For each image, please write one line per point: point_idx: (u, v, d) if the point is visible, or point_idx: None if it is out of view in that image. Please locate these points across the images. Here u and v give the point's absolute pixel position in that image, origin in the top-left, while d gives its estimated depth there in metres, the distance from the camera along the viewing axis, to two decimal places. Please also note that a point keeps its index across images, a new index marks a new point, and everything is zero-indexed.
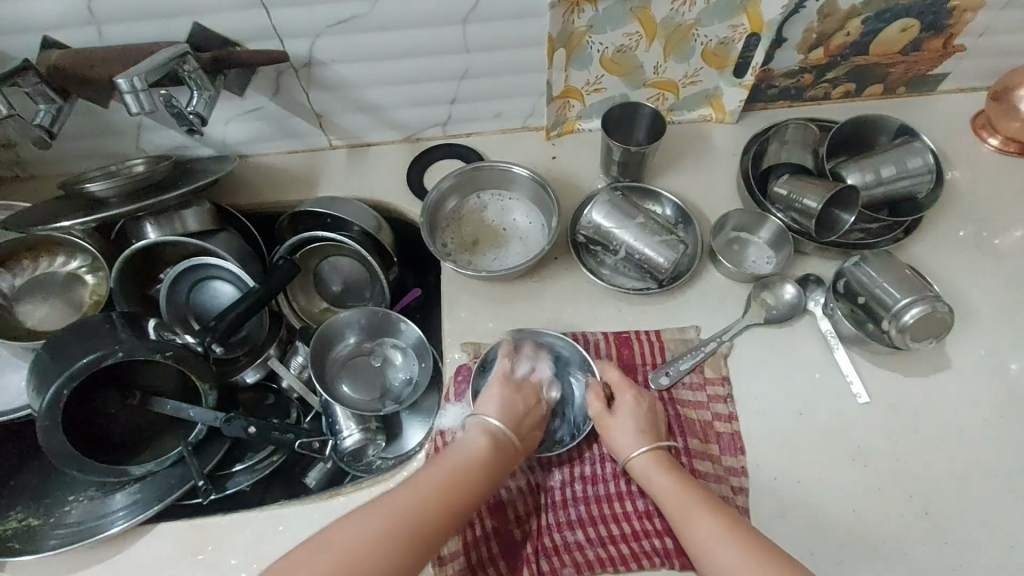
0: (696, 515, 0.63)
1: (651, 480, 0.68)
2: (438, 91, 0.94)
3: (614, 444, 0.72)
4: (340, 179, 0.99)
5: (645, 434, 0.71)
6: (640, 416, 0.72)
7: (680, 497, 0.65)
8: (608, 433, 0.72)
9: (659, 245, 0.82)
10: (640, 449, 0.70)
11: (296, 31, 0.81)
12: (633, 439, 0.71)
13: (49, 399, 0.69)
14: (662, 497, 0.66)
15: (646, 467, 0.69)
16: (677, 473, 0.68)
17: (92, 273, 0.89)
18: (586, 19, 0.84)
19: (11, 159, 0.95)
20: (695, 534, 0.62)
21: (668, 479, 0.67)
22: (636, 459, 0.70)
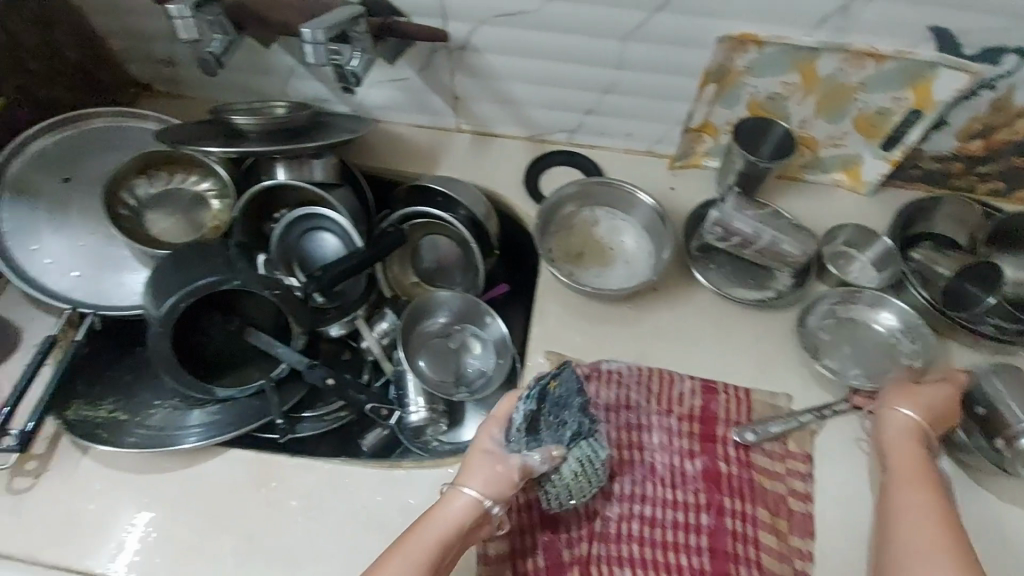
0: (911, 497, 0.62)
1: (890, 436, 0.69)
2: (576, 98, 0.94)
3: (901, 408, 0.70)
4: (459, 163, 1.01)
5: (915, 404, 0.70)
6: (942, 400, 0.71)
7: (913, 478, 0.64)
8: (930, 408, 0.70)
9: (792, 240, 0.85)
10: (901, 413, 0.70)
11: (463, 13, 0.83)
12: (903, 405, 0.70)
13: (165, 309, 0.74)
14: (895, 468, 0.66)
15: (898, 434, 0.69)
16: (926, 453, 0.67)
17: (218, 199, 0.94)
18: (747, 60, 0.82)
19: (168, 76, 1.02)
20: (918, 519, 0.60)
21: (913, 452, 0.67)
22: (903, 419, 0.70)
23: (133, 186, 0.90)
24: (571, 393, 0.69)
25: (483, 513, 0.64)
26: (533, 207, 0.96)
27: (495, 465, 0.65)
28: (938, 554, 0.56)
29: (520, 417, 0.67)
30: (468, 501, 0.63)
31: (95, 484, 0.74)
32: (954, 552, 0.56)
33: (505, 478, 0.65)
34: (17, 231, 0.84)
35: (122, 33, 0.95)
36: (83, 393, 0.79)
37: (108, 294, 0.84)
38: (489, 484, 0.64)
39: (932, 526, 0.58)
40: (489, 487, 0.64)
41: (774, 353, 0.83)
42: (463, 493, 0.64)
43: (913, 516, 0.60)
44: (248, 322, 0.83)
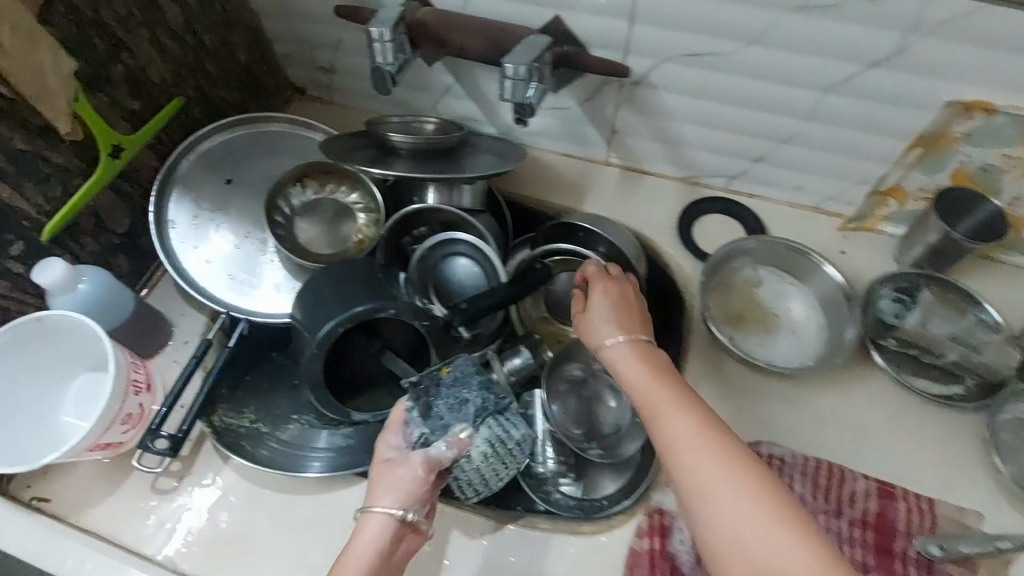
0: (670, 416, 0.56)
1: (628, 369, 0.64)
2: (748, 146, 0.87)
3: (593, 334, 0.70)
4: (606, 199, 0.96)
5: (621, 314, 0.71)
6: (612, 300, 0.73)
7: (656, 390, 0.59)
8: (585, 318, 0.72)
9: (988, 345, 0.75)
10: (615, 337, 0.68)
11: (648, 50, 0.78)
12: (610, 329, 0.69)
13: (325, 332, 0.73)
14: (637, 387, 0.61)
15: (620, 353, 0.66)
16: (649, 363, 0.64)
17: (364, 214, 0.93)
18: (968, 127, 0.73)
19: (324, 83, 1.02)
20: (664, 431, 0.55)
21: (637, 372, 0.63)
22: (611, 347, 0.67)
23: (289, 194, 0.90)
24: (465, 372, 0.71)
25: (401, 525, 0.63)
26: (685, 256, 0.90)
27: (406, 472, 0.64)
28: (749, 495, 0.48)
29: (414, 411, 0.67)
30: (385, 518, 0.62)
31: (234, 495, 0.74)
32: (748, 474, 0.49)
33: (413, 481, 0.64)
34: (182, 230, 0.86)
35: (291, 39, 0.96)
36: (227, 398, 0.80)
37: (257, 300, 0.85)
38: (400, 495, 0.63)
39: (696, 442, 0.52)
40: (393, 492, 0.64)
41: (960, 461, 0.73)
42: (376, 513, 0.63)
43: (675, 433, 0.54)
44: (386, 346, 0.81)
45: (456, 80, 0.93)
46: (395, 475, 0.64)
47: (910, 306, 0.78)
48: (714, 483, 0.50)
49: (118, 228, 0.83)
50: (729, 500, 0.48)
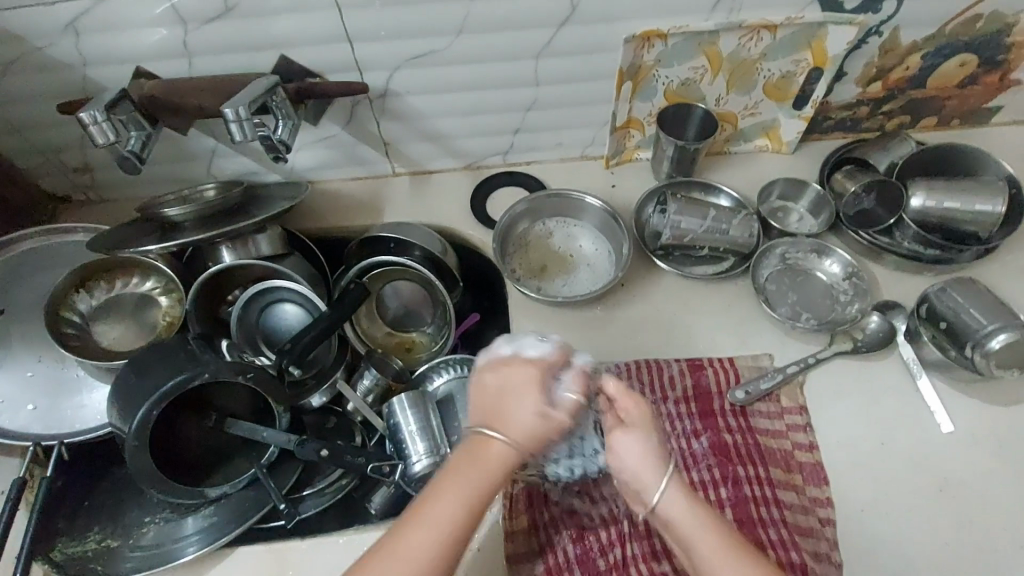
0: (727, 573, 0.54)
1: (675, 514, 0.58)
2: (503, 122, 0.96)
3: (637, 483, 0.60)
4: (403, 205, 1.01)
5: (657, 463, 0.59)
6: (649, 429, 0.62)
7: (705, 536, 0.56)
8: (618, 455, 0.61)
9: (737, 225, 0.86)
10: (662, 488, 0.58)
11: (377, 64, 0.85)
12: (653, 475, 0.59)
13: (139, 420, 0.71)
14: (703, 551, 0.56)
15: (674, 506, 0.58)
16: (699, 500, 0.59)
17: (166, 294, 0.91)
18: (654, 54, 0.87)
19: (86, 184, 0.99)
20: None
21: (699, 523, 0.57)
22: (663, 500, 0.58)
23: (74, 303, 0.87)
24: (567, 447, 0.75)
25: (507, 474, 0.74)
26: (488, 233, 0.97)
27: (528, 414, 0.58)
28: None
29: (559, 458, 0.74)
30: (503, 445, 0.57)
31: None
32: None
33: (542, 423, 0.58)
34: None
35: (33, 150, 0.92)
36: (66, 528, 0.76)
37: (71, 419, 0.81)
38: (530, 437, 0.58)
39: None
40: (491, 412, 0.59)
41: (744, 318, 0.85)
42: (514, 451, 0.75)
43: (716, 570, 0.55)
44: (225, 414, 0.80)
45: (218, 141, 0.94)
46: (524, 413, 0.58)
47: (658, 201, 0.93)
48: None
49: None
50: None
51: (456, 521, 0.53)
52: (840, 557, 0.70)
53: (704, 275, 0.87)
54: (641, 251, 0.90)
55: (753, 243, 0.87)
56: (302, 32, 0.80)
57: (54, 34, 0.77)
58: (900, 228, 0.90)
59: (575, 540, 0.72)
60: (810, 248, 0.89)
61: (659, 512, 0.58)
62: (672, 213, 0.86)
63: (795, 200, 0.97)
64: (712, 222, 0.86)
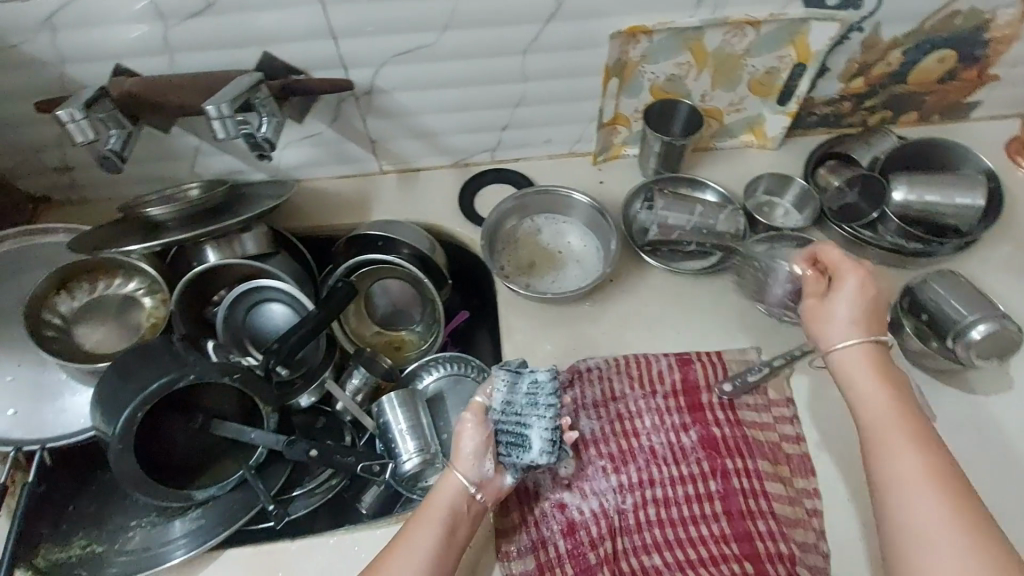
0: (905, 451, 0.59)
1: (859, 373, 0.67)
2: (490, 118, 0.96)
3: (823, 330, 0.71)
4: (391, 203, 1.00)
5: (871, 323, 0.69)
6: (862, 291, 0.70)
7: (887, 415, 0.63)
8: (824, 307, 0.71)
9: (724, 220, 0.87)
10: (850, 342, 0.68)
11: (362, 60, 0.84)
12: (843, 331, 0.69)
13: (123, 423, 0.70)
14: (872, 411, 0.64)
15: (858, 359, 0.68)
16: (885, 370, 0.67)
17: (150, 295, 0.89)
18: (641, 50, 0.87)
19: (65, 184, 0.97)
20: (893, 473, 0.59)
21: (885, 402, 0.64)
22: (844, 350, 0.68)
23: (55, 305, 0.85)
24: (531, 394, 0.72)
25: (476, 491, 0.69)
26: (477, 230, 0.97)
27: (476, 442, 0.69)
28: (922, 475, 0.58)
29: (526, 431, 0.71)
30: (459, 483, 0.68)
31: None
32: (946, 496, 0.56)
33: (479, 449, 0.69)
34: None
35: (9, 150, 0.91)
36: (49, 534, 0.75)
37: (53, 423, 0.79)
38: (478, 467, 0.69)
39: (944, 517, 0.55)
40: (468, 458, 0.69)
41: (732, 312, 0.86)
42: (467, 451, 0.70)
43: (893, 461, 0.59)
44: (211, 415, 0.79)
45: (202, 140, 0.93)
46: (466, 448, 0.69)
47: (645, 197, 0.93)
48: (928, 495, 0.56)
49: None
50: (914, 504, 0.56)
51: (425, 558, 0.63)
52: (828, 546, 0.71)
53: (692, 270, 0.88)
54: (629, 247, 0.90)
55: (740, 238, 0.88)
56: (284, 28, 0.79)
57: (29, 30, 0.76)
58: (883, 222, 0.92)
59: (566, 534, 0.72)
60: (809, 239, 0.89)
61: (841, 358, 0.68)
62: None
63: (780, 195, 0.97)
64: (698, 219, 0.88)
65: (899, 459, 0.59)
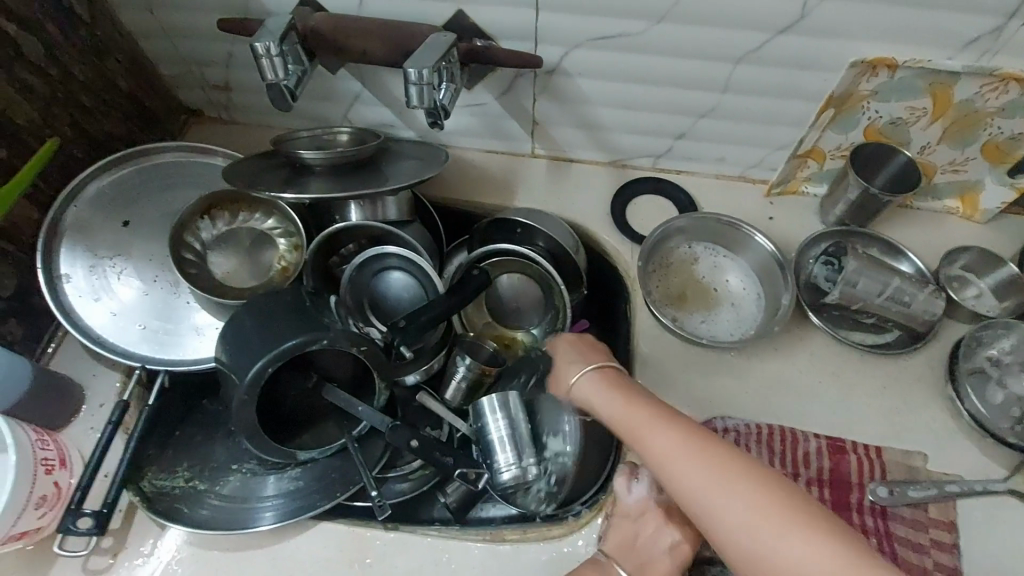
0: (682, 451, 0.54)
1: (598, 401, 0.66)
2: (668, 123, 0.86)
3: (563, 379, 0.71)
4: (536, 191, 0.93)
5: (597, 368, 0.68)
6: (578, 352, 0.72)
7: (657, 423, 0.58)
8: (563, 369, 0.71)
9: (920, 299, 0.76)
10: (581, 374, 0.69)
11: (558, 36, 0.76)
12: (576, 366, 0.70)
13: (253, 374, 0.68)
14: (629, 435, 0.60)
15: (589, 384, 0.68)
16: (619, 390, 0.65)
17: (285, 238, 0.88)
18: (873, 84, 0.75)
19: (221, 102, 0.96)
20: (716, 515, 0.50)
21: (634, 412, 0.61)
22: (584, 378, 0.69)
23: (198, 228, 0.85)
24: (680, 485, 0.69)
25: None
26: (622, 242, 0.89)
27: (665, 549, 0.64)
28: (738, 494, 0.50)
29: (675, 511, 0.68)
30: None
31: (177, 566, 0.69)
32: (783, 510, 0.48)
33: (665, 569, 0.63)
34: (79, 284, 0.79)
35: (179, 60, 0.89)
36: (155, 459, 0.75)
37: (176, 346, 0.80)
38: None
39: (715, 476, 0.52)
40: (625, 547, 0.65)
41: (899, 404, 0.75)
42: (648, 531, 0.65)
43: (698, 482, 0.52)
44: (325, 377, 0.77)
45: (363, 86, 0.88)
46: (653, 553, 0.64)
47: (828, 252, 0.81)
48: (735, 503, 0.50)
49: (4, 290, 0.75)
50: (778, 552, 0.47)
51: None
52: None
53: (864, 345, 0.77)
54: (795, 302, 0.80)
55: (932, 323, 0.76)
56: None
57: None
58: None
59: None
60: None
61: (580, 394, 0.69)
62: (850, 271, 0.75)
63: (978, 274, 0.83)
64: (895, 291, 0.75)
65: (706, 477, 0.52)
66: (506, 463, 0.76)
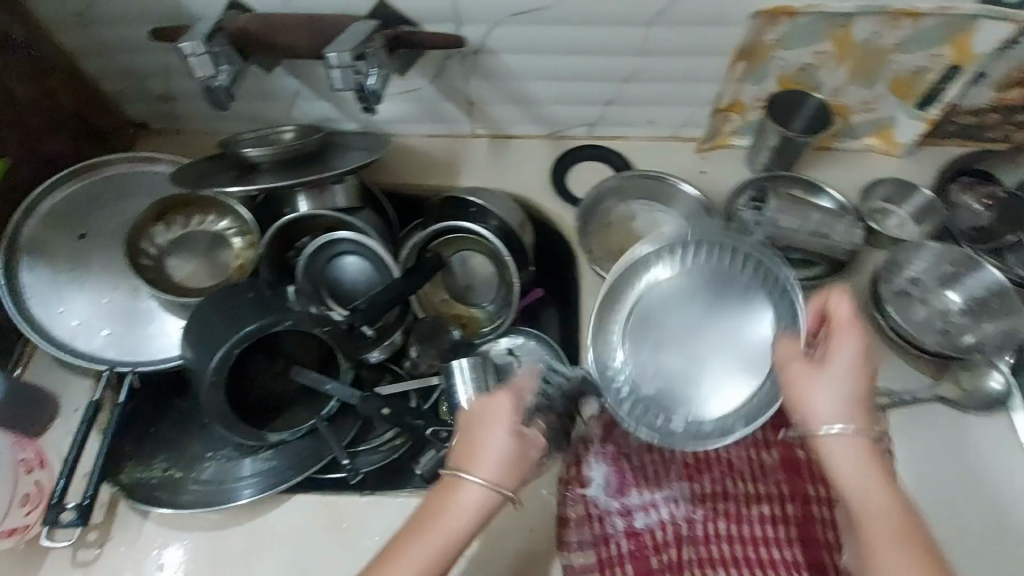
0: (875, 485, 0.52)
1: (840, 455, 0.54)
2: (596, 91, 0.90)
3: (801, 395, 0.56)
4: (480, 168, 0.97)
5: (854, 411, 0.54)
6: (848, 374, 0.55)
7: (864, 473, 0.53)
8: (797, 386, 0.57)
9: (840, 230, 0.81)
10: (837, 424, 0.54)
11: (478, 16, 0.80)
12: (832, 387, 0.55)
13: (219, 357, 0.71)
14: (860, 505, 0.52)
15: (845, 448, 0.53)
16: (878, 465, 0.53)
17: (240, 236, 0.91)
18: (778, 34, 0.79)
19: (166, 113, 0.98)
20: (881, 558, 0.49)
21: (870, 477, 0.52)
22: (832, 434, 0.54)
23: (153, 234, 0.88)
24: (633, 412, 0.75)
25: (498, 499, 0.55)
26: (565, 208, 0.93)
27: (507, 443, 0.56)
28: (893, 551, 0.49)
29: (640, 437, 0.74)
30: (479, 488, 0.54)
31: (164, 549, 0.72)
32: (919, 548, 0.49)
33: (515, 461, 0.56)
34: (41, 298, 0.82)
35: (119, 75, 0.92)
36: (132, 454, 0.78)
37: (142, 348, 0.83)
38: (509, 473, 0.55)
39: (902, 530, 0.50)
40: (472, 452, 0.56)
41: None
42: (496, 432, 0.56)
43: (859, 490, 0.52)
44: (291, 361, 0.80)
45: (301, 83, 0.91)
46: (490, 449, 0.55)
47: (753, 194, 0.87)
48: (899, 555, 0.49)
49: None
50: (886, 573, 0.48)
51: (437, 549, 0.52)
52: None
53: (793, 279, 0.82)
54: None
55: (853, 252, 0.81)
56: None
57: None
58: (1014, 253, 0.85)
59: (629, 536, 0.70)
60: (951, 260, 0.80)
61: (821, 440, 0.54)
62: (771, 210, 0.81)
63: (898, 203, 0.88)
64: (814, 226, 0.81)
65: (869, 524, 0.51)
66: None
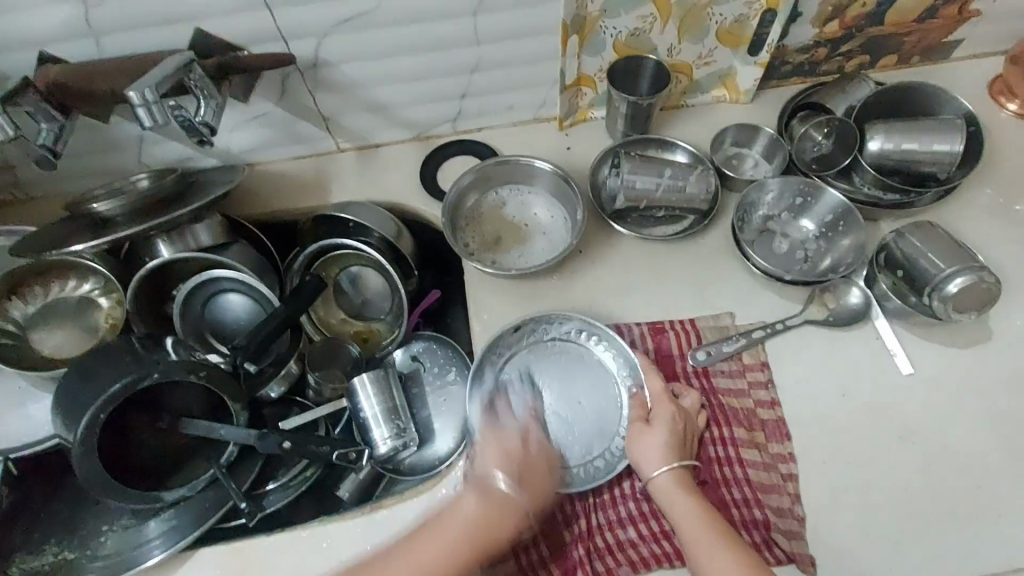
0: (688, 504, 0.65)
1: (670, 502, 0.66)
2: (445, 87, 0.91)
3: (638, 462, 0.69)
4: (350, 182, 0.96)
5: (677, 452, 0.69)
6: (672, 433, 0.70)
7: (695, 518, 0.64)
8: (637, 449, 0.70)
9: (697, 179, 0.84)
10: (663, 469, 0.68)
11: (302, 31, 0.79)
12: (656, 456, 0.68)
13: (86, 425, 0.68)
14: (679, 517, 0.65)
15: (666, 487, 0.67)
16: (698, 498, 0.66)
17: (106, 296, 0.87)
18: (599, 4, 0.82)
19: (8, 183, 0.93)
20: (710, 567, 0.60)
21: (690, 506, 0.65)
22: (659, 478, 0.68)
23: (8, 311, 0.84)
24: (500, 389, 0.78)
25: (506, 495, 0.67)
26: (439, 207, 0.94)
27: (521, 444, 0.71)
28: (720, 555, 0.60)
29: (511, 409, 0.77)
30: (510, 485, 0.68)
31: None
32: (736, 551, 0.61)
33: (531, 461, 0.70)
34: None
35: None
36: (23, 543, 0.75)
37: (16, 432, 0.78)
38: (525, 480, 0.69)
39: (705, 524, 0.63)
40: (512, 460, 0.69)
41: (705, 277, 0.84)
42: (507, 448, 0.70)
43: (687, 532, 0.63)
44: (178, 414, 0.76)
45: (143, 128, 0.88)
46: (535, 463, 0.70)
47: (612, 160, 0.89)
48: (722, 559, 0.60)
49: None
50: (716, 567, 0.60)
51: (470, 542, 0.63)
52: (803, 509, 0.71)
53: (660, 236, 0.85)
54: (597, 215, 0.87)
55: (711, 200, 0.84)
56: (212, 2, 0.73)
57: None
58: (859, 173, 0.89)
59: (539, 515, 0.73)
60: (798, 192, 0.85)
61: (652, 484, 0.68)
62: (626, 172, 0.83)
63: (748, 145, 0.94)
64: (670, 181, 0.84)
65: (697, 529, 0.63)
66: (382, 436, 0.82)
